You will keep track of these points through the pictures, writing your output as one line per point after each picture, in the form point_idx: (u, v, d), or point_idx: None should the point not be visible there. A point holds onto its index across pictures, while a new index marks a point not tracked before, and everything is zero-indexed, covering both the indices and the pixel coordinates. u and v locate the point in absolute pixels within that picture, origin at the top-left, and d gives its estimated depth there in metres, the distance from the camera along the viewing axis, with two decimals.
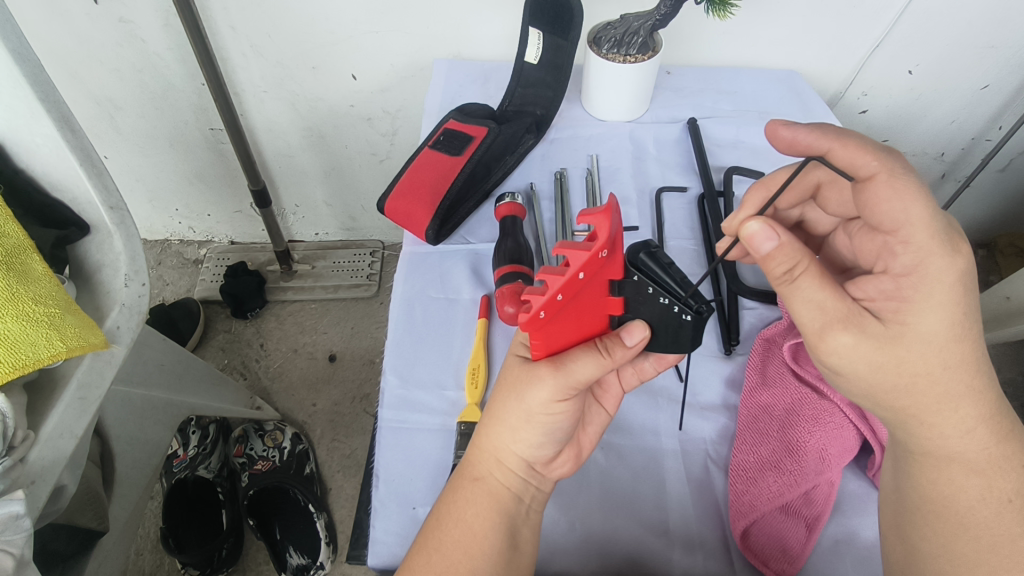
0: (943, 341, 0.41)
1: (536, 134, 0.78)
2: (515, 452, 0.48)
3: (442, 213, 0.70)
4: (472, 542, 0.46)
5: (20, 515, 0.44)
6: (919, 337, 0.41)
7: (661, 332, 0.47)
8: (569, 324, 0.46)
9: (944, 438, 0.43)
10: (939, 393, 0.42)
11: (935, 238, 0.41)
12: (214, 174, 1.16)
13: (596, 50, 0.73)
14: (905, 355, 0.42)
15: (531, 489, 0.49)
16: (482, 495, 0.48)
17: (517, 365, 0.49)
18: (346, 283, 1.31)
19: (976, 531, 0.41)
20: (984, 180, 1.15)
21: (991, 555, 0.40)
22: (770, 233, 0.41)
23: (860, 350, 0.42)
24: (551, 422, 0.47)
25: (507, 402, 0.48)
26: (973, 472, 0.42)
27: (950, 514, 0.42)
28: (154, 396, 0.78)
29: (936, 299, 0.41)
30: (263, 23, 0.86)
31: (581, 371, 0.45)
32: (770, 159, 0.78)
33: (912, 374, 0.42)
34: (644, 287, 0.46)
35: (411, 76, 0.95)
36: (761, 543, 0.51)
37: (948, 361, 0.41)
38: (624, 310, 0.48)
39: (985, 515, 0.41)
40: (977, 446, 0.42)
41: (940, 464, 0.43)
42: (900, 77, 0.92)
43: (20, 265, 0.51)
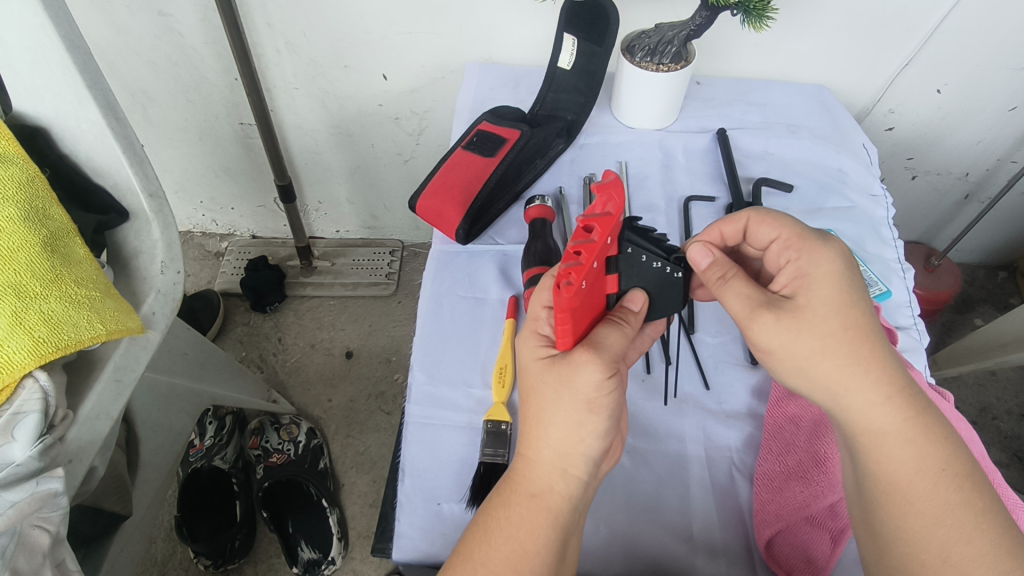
0: (837, 307, 0.46)
1: (567, 139, 0.79)
2: (582, 451, 0.47)
3: (473, 213, 0.70)
4: (523, 559, 0.44)
5: (59, 493, 0.45)
6: (819, 300, 0.46)
7: (660, 298, 0.52)
8: (587, 304, 0.47)
9: (872, 415, 0.45)
10: (851, 365, 0.45)
11: (806, 238, 0.49)
12: (240, 168, 1.17)
13: (629, 58, 0.74)
14: (814, 325, 0.46)
15: (587, 492, 0.48)
16: (540, 510, 0.46)
17: (549, 369, 0.48)
18: (365, 282, 1.32)
19: (924, 504, 0.43)
20: (1010, 204, 1.15)
21: (941, 529, 0.42)
22: (706, 250, 0.49)
23: (781, 325, 0.46)
24: (607, 409, 0.47)
25: (558, 401, 0.47)
26: (905, 443, 0.44)
27: (898, 494, 0.44)
28: (177, 384, 0.78)
29: (825, 270, 0.47)
30: (299, 21, 0.87)
31: (611, 342, 0.47)
32: (799, 172, 0.79)
33: (824, 338, 0.45)
34: (638, 255, 0.51)
35: (442, 78, 0.96)
36: (786, 552, 0.51)
37: (849, 323, 0.45)
38: (619, 286, 0.51)
39: (922, 491, 0.43)
40: (899, 418, 0.45)
41: (876, 439, 0.45)
42: (928, 96, 0.92)
43: (64, 248, 0.52)
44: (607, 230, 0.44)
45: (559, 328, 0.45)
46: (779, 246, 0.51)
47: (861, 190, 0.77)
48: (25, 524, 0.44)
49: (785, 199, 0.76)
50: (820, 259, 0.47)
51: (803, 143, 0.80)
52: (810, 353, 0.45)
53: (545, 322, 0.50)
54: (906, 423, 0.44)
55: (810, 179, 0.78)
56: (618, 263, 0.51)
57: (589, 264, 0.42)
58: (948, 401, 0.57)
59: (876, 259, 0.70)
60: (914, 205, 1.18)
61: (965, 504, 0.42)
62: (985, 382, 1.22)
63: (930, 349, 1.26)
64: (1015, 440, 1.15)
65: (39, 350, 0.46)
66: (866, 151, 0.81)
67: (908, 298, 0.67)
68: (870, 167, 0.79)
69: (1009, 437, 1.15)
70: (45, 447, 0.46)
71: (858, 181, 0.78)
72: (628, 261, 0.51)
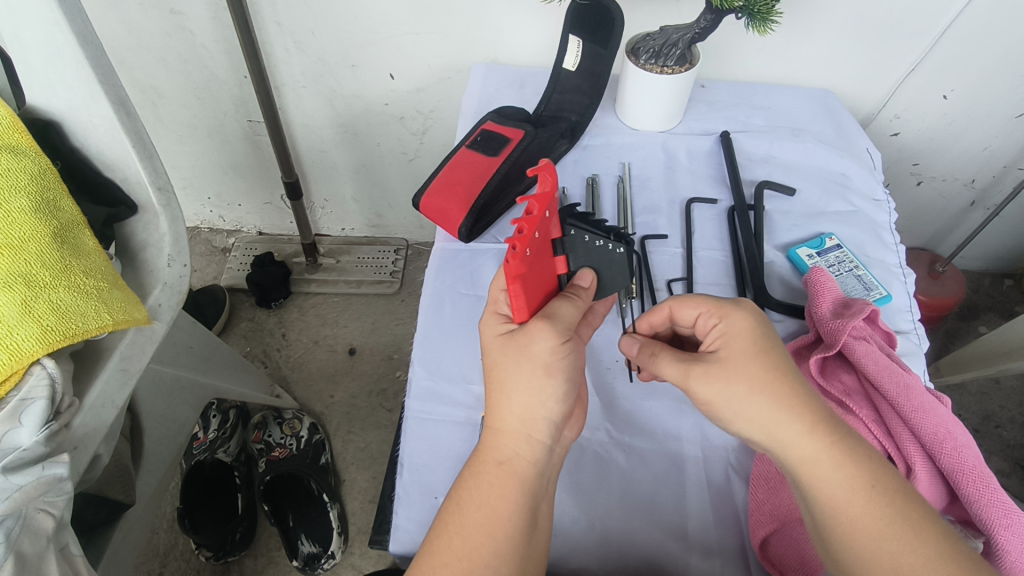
0: (750, 356, 0.47)
1: (570, 140, 0.80)
2: (542, 415, 0.47)
3: (476, 211, 0.71)
4: (495, 524, 0.45)
5: (64, 478, 0.46)
6: (739, 347, 0.47)
7: (607, 276, 0.57)
8: (537, 278, 0.51)
9: (799, 446, 0.44)
10: (775, 400, 0.45)
11: (719, 303, 0.50)
12: (248, 164, 1.19)
13: (633, 60, 0.74)
14: (741, 370, 0.46)
15: (552, 458, 0.49)
16: (507, 477, 0.46)
17: (512, 338, 0.49)
18: (368, 279, 1.33)
19: (867, 525, 0.41)
20: (1016, 211, 1.14)
21: (886, 543, 0.41)
22: (631, 340, 0.53)
23: (711, 377, 0.47)
24: (566, 372, 0.49)
25: (519, 367, 0.48)
26: (838, 466, 0.43)
27: (846, 518, 0.42)
28: (182, 376, 0.80)
29: (742, 325, 0.48)
30: (309, 20, 0.88)
31: (565, 314, 0.50)
32: (802, 176, 0.79)
33: (748, 385, 0.45)
34: (581, 235, 0.56)
35: (447, 79, 0.97)
36: (781, 552, 0.51)
37: (767, 355, 0.47)
38: (568, 267, 0.55)
39: (862, 515, 0.42)
40: (822, 448, 0.44)
41: (810, 469, 0.44)
42: (934, 102, 0.92)
43: (73, 240, 0.53)
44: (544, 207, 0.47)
45: (513, 297, 0.48)
46: (705, 316, 0.51)
47: (863, 194, 0.77)
48: (30, 508, 0.45)
49: (787, 203, 0.76)
50: (736, 315, 0.49)
51: (806, 147, 0.81)
52: (743, 394, 0.45)
53: (506, 302, 0.53)
54: (834, 450, 0.44)
55: (813, 183, 0.78)
56: (564, 245, 0.55)
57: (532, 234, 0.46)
58: (947, 404, 0.56)
59: (878, 263, 0.70)
60: (917, 211, 1.18)
61: (902, 519, 0.41)
62: (988, 390, 1.21)
63: (932, 355, 1.26)
64: (1017, 448, 1.14)
65: (47, 338, 0.47)
66: (869, 156, 0.82)
67: (909, 302, 0.67)
68: (873, 171, 0.80)
69: (1011, 445, 1.15)
70: (51, 433, 0.46)
71: (861, 186, 0.78)
72: (573, 243, 0.56)
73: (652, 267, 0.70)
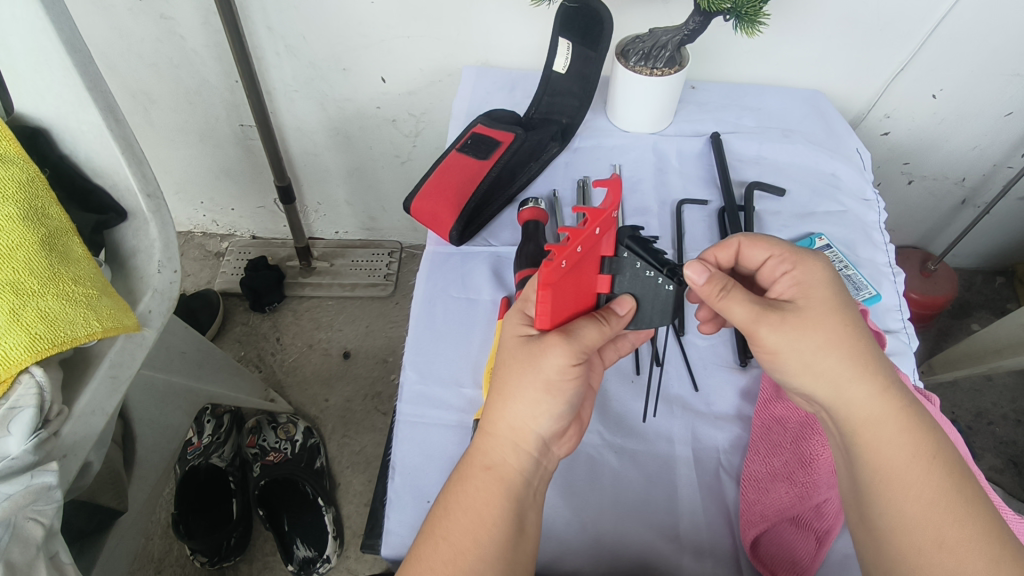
0: (832, 310, 0.48)
1: (561, 142, 0.79)
2: (535, 429, 0.48)
3: (467, 216, 0.71)
4: (480, 529, 0.45)
5: (53, 486, 0.46)
6: (817, 300, 0.48)
7: (647, 309, 0.54)
8: (571, 289, 0.49)
9: (864, 405, 0.45)
10: (849, 360, 0.46)
11: (798, 255, 0.51)
12: (241, 168, 1.18)
13: (623, 62, 0.75)
14: (820, 319, 0.47)
15: (541, 470, 0.49)
16: (494, 482, 0.47)
17: (519, 346, 0.49)
18: (362, 282, 1.33)
19: (918, 492, 0.42)
20: (1006, 209, 1.15)
21: (935, 514, 0.41)
22: (701, 268, 0.49)
23: (787, 324, 0.47)
24: (566, 393, 0.48)
25: (519, 376, 0.48)
26: (901, 430, 0.44)
27: (894, 482, 0.43)
28: (175, 381, 0.79)
29: (819, 277, 0.50)
30: (299, 24, 0.89)
31: (587, 337, 0.49)
32: (793, 176, 0.79)
33: (821, 341, 0.47)
34: (634, 261, 0.53)
35: (438, 82, 0.97)
36: (772, 552, 0.52)
37: (845, 310, 0.48)
38: (610, 288, 0.54)
39: (915, 481, 0.42)
40: (885, 412, 0.45)
41: (872, 430, 0.45)
42: (923, 101, 0.92)
43: (62, 247, 0.53)
44: (596, 222, 0.46)
45: (539, 306, 0.47)
46: (774, 262, 0.53)
47: (853, 194, 0.78)
48: (19, 516, 0.45)
49: (777, 203, 0.77)
50: (814, 266, 0.50)
51: (796, 147, 0.81)
52: (814, 347, 0.47)
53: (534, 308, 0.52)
54: (899, 416, 0.44)
55: (803, 183, 0.78)
56: (614, 266, 0.53)
57: (573, 247, 0.45)
58: (935, 404, 0.56)
59: (867, 262, 0.70)
60: (908, 210, 1.18)
61: (957, 492, 0.42)
62: (981, 388, 1.22)
63: (924, 353, 1.26)
64: (1010, 445, 1.14)
65: (35, 346, 0.47)
66: (859, 156, 0.82)
67: (899, 301, 0.67)
68: (863, 171, 0.80)
69: (1004, 442, 1.15)
70: (40, 441, 0.46)
71: (850, 186, 0.79)
72: (622, 265, 0.53)
73: None
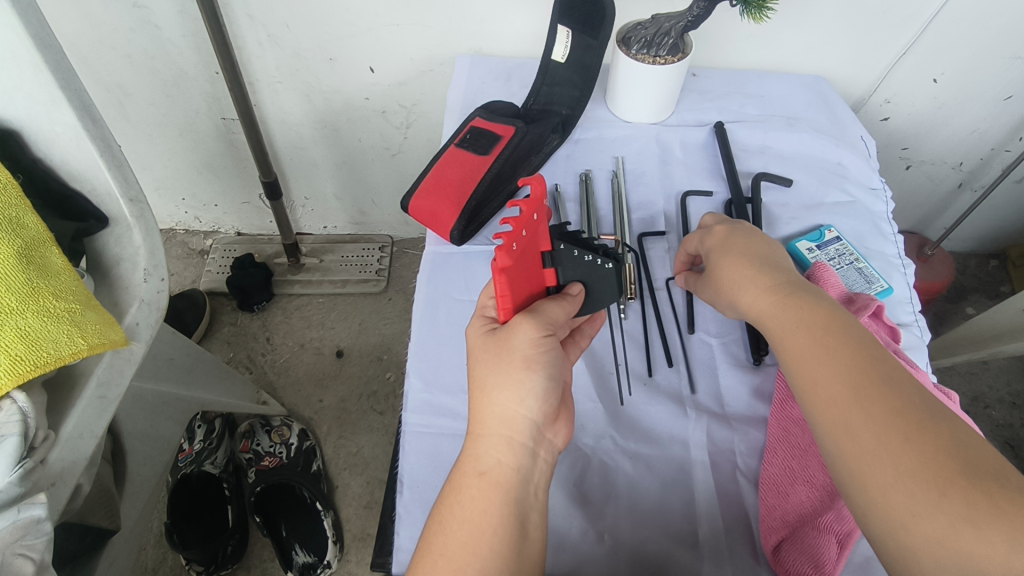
0: (737, 252, 0.57)
1: (562, 134, 0.77)
2: (521, 413, 0.46)
3: (469, 213, 0.68)
4: (481, 542, 0.43)
5: (42, 519, 0.43)
6: (747, 243, 0.58)
7: (597, 291, 0.55)
8: (522, 278, 0.50)
9: (765, 303, 0.52)
10: (745, 277, 0.54)
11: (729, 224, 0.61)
12: (223, 163, 1.14)
13: (625, 50, 0.72)
14: (728, 260, 0.57)
15: (539, 464, 0.47)
16: (490, 487, 0.45)
17: (483, 340, 0.49)
18: (354, 278, 1.29)
19: (805, 356, 0.46)
20: (1002, 192, 1.14)
21: (817, 370, 0.44)
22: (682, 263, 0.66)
23: (713, 274, 0.58)
24: (545, 370, 0.47)
25: (489, 367, 0.47)
26: (788, 313, 0.49)
27: (788, 355, 0.47)
28: (164, 391, 0.76)
29: (735, 236, 0.59)
30: (282, 13, 0.84)
31: (550, 311, 0.50)
32: (798, 165, 0.77)
33: (729, 276, 0.56)
34: (570, 250, 0.54)
35: (430, 72, 0.93)
36: (794, 558, 0.49)
37: (754, 253, 0.57)
38: (557, 279, 0.55)
39: (799, 346, 0.47)
40: (773, 307, 0.51)
41: (771, 319, 0.51)
42: (924, 86, 0.91)
43: (40, 259, 0.49)
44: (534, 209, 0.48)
45: (498, 294, 0.48)
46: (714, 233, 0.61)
47: (860, 183, 0.76)
48: (7, 553, 0.42)
49: (784, 194, 0.75)
50: (734, 231, 0.59)
51: (802, 137, 0.79)
52: (725, 281, 0.56)
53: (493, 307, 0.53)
54: (785, 301, 0.50)
55: (809, 173, 0.76)
56: (554, 259, 0.54)
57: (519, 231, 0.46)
58: (954, 400, 0.55)
59: (877, 254, 0.69)
60: (905, 195, 1.18)
61: (844, 351, 0.44)
62: (976, 371, 1.22)
63: None
64: (1006, 428, 1.15)
65: (16, 369, 0.44)
66: (863, 143, 0.80)
67: (910, 294, 0.66)
68: (868, 159, 0.78)
69: (1000, 426, 1.16)
70: (25, 471, 0.43)
71: (857, 175, 0.77)
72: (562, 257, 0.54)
73: (652, 265, 0.69)
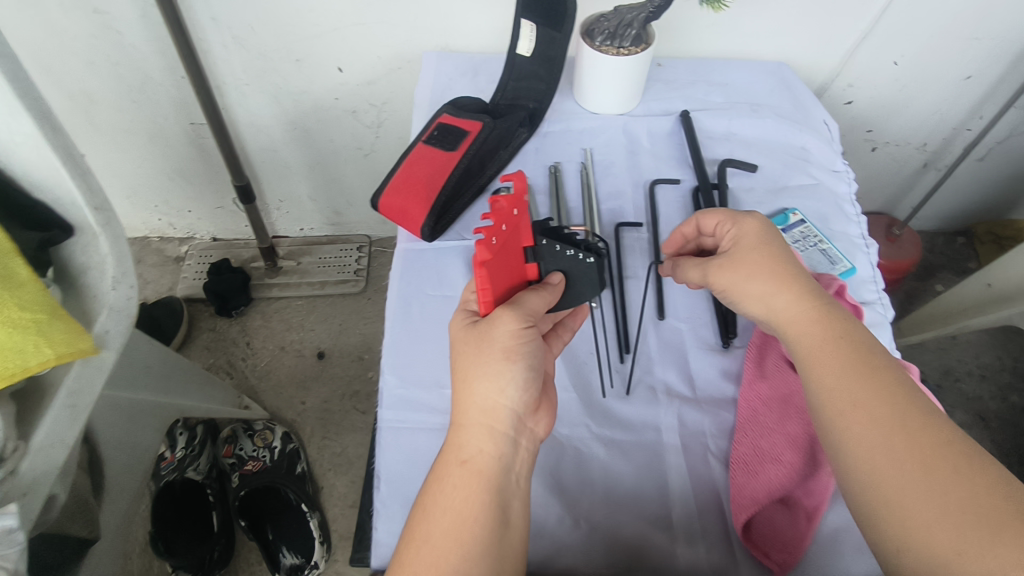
0: (756, 249, 0.54)
1: (530, 128, 0.78)
2: (503, 403, 0.47)
3: (438, 210, 0.68)
4: (463, 529, 0.43)
5: (14, 528, 0.44)
6: (777, 241, 0.55)
7: (578, 286, 0.56)
8: (503, 271, 0.51)
9: (793, 315, 0.51)
10: (767, 281, 0.52)
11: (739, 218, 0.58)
12: (195, 168, 1.13)
13: (589, 42, 0.73)
14: (749, 255, 0.54)
15: (520, 453, 0.48)
16: (472, 475, 0.46)
17: (463, 331, 0.51)
18: (332, 279, 1.29)
19: (838, 379, 0.46)
20: (966, 171, 1.17)
21: (854, 396, 0.44)
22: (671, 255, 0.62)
23: (724, 268, 0.55)
24: (525, 360, 0.49)
25: (471, 357, 0.48)
26: (819, 332, 0.49)
27: (822, 375, 0.47)
28: (141, 399, 0.76)
29: (748, 230, 0.56)
30: (246, 14, 0.84)
31: (531, 303, 0.50)
32: (763, 151, 0.79)
33: (747, 274, 0.53)
34: (553, 246, 0.54)
35: (398, 69, 0.93)
36: (762, 534, 0.52)
37: (774, 251, 0.54)
38: (539, 274, 0.55)
39: (830, 369, 0.47)
40: (803, 321, 0.50)
41: (797, 335, 0.50)
42: (885, 68, 0.93)
43: (3, 269, 0.48)
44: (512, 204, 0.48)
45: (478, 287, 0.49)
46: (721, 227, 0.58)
47: (823, 167, 0.78)
48: None
49: (750, 179, 0.76)
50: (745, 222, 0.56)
51: (766, 123, 0.80)
52: (744, 278, 0.53)
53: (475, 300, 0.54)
54: (814, 320, 0.50)
55: (774, 158, 0.78)
56: (536, 254, 0.55)
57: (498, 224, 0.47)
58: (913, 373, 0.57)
59: (841, 235, 0.71)
60: (872, 177, 1.20)
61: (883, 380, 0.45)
62: (947, 346, 1.25)
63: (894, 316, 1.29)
64: (976, 401, 1.19)
65: None
66: (827, 127, 0.82)
67: (873, 273, 0.68)
68: (831, 142, 0.80)
69: (971, 399, 1.19)
70: None
71: (820, 158, 0.79)
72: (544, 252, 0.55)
73: (623, 254, 0.70)
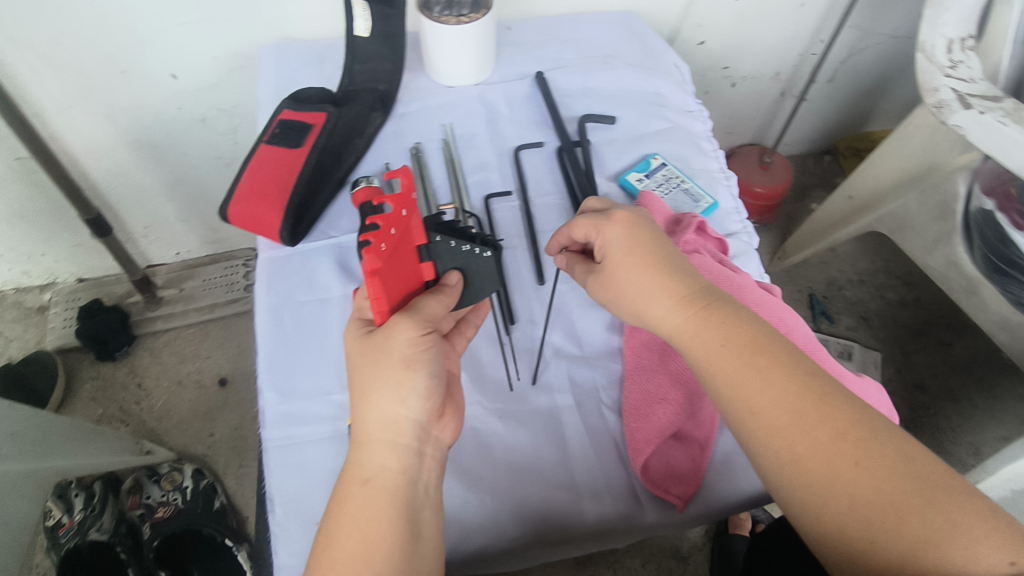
0: (631, 255, 0.52)
1: (383, 112, 0.75)
2: (406, 416, 0.45)
3: (294, 212, 0.64)
4: (371, 548, 0.42)
5: None
6: (650, 237, 0.53)
7: (477, 280, 0.53)
8: (398, 277, 0.47)
9: (679, 323, 0.49)
10: (648, 289, 0.51)
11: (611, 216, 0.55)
12: (37, 208, 1.02)
13: (426, 15, 0.71)
14: (623, 267, 0.52)
15: (427, 463, 0.47)
16: (377, 493, 0.44)
17: (360, 342, 0.48)
18: (221, 301, 1.22)
19: (740, 382, 0.46)
20: (818, 93, 1.24)
21: (756, 400, 0.44)
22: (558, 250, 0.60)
23: (605, 282, 0.53)
24: (426, 367, 0.47)
25: (370, 370, 0.46)
26: (709, 335, 0.48)
27: (720, 379, 0.46)
28: (10, 470, 0.68)
29: (620, 233, 0.53)
30: (48, 29, 0.75)
31: (429, 308, 0.48)
32: (620, 102, 0.79)
33: (625, 284, 0.52)
34: (447, 241, 0.52)
35: (239, 68, 0.87)
36: (658, 473, 0.54)
37: (650, 253, 0.52)
38: (436, 273, 0.52)
39: (729, 372, 0.46)
40: (689, 326, 0.49)
41: (686, 339, 0.49)
42: (727, 4, 0.96)
43: None
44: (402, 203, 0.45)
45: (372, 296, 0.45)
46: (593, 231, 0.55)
47: (677, 109, 0.80)
48: None
49: (610, 132, 0.77)
50: (615, 224, 0.54)
51: (619, 73, 0.81)
52: (624, 290, 0.52)
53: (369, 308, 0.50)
54: (700, 320, 0.49)
55: (631, 107, 0.79)
56: (431, 252, 0.51)
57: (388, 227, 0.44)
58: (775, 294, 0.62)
59: (701, 173, 0.73)
60: (738, 112, 1.25)
61: (778, 378, 0.45)
62: (828, 259, 1.34)
63: (778, 239, 1.37)
64: (858, 304, 1.28)
65: None
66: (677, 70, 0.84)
67: (734, 204, 0.71)
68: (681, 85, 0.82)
69: (854, 303, 1.28)
70: None
71: (673, 102, 0.81)
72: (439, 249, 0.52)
73: (497, 225, 0.69)
